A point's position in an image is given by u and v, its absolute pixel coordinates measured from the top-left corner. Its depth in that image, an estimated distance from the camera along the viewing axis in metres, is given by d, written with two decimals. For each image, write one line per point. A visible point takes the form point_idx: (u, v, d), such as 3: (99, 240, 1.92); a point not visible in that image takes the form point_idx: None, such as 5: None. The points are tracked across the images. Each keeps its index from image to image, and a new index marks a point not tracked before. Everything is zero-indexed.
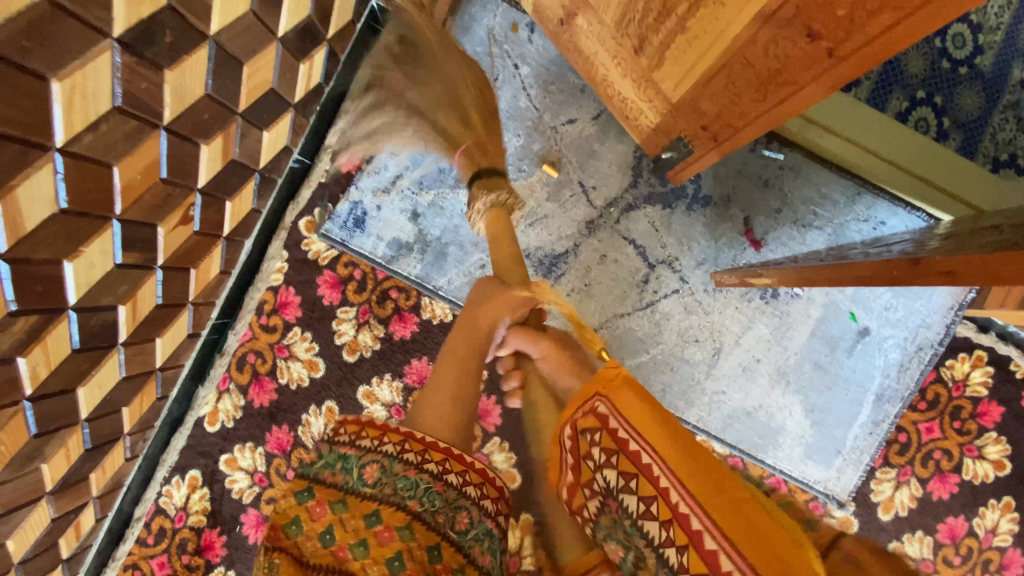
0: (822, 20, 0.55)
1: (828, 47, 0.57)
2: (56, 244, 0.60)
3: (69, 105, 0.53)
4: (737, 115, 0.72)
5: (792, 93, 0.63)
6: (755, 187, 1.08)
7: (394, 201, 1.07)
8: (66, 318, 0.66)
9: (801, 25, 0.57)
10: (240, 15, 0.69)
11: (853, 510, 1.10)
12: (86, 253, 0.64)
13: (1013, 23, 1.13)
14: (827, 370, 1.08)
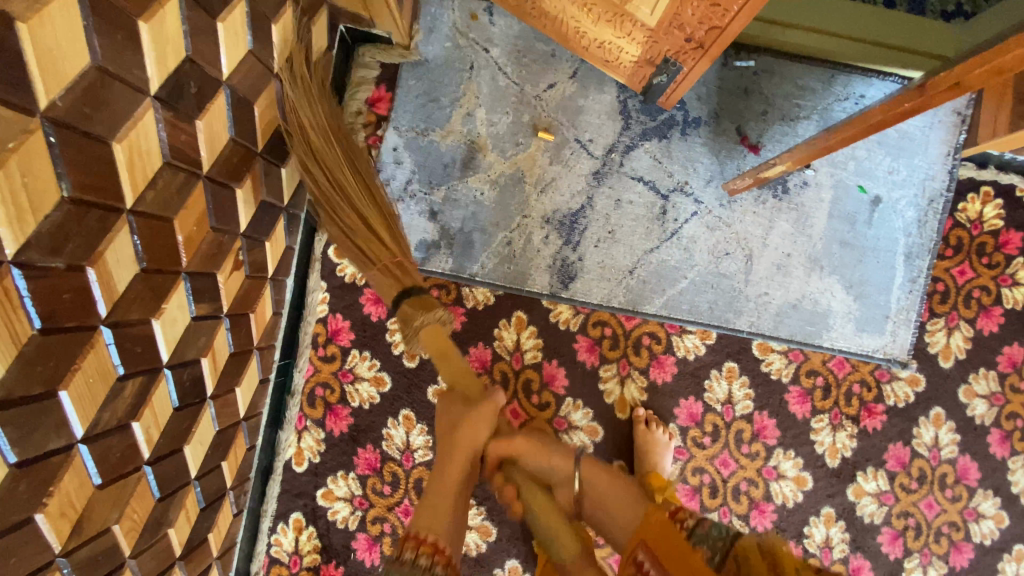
0: None
1: None
2: (143, 303, 0.63)
3: (130, 165, 0.57)
4: (720, 14, 0.78)
5: None
6: (737, 97, 1.13)
7: (409, 206, 1.10)
8: (163, 377, 0.70)
9: None
10: (243, 57, 0.73)
11: (916, 367, 1.14)
12: (168, 310, 0.67)
13: None
14: (854, 245, 1.13)
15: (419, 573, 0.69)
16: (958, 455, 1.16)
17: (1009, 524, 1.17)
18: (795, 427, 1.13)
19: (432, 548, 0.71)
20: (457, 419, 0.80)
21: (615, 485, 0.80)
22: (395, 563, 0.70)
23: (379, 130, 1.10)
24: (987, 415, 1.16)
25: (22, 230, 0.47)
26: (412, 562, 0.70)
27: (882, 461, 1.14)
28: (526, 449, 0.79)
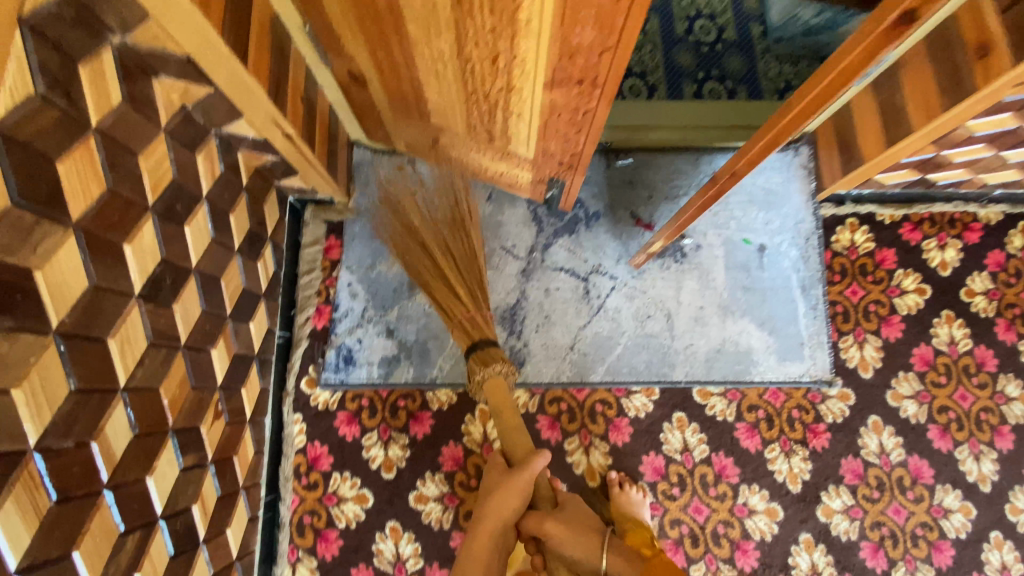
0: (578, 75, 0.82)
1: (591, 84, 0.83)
2: (137, 465, 0.74)
3: (121, 352, 0.72)
4: (574, 146, 1.01)
5: (593, 118, 0.91)
6: (625, 189, 1.38)
7: (367, 330, 1.25)
8: (159, 527, 0.79)
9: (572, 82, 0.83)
10: (207, 245, 0.92)
11: (842, 383, 1.27)
12: (159, 466, 0.78)
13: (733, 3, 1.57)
14: (754, 288, 1.30)
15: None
16: (908, 456, 1.25)
17: (977, 514, 1.25)
18: (751, 461, 1.23)
19: None
20: (495, 487, 1.00)
21: (618, 550, 0.91)
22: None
23: (333, 271, 1.28)
24: (920, 414, 1.27)
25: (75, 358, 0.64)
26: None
27: (840, 477, 1.22)
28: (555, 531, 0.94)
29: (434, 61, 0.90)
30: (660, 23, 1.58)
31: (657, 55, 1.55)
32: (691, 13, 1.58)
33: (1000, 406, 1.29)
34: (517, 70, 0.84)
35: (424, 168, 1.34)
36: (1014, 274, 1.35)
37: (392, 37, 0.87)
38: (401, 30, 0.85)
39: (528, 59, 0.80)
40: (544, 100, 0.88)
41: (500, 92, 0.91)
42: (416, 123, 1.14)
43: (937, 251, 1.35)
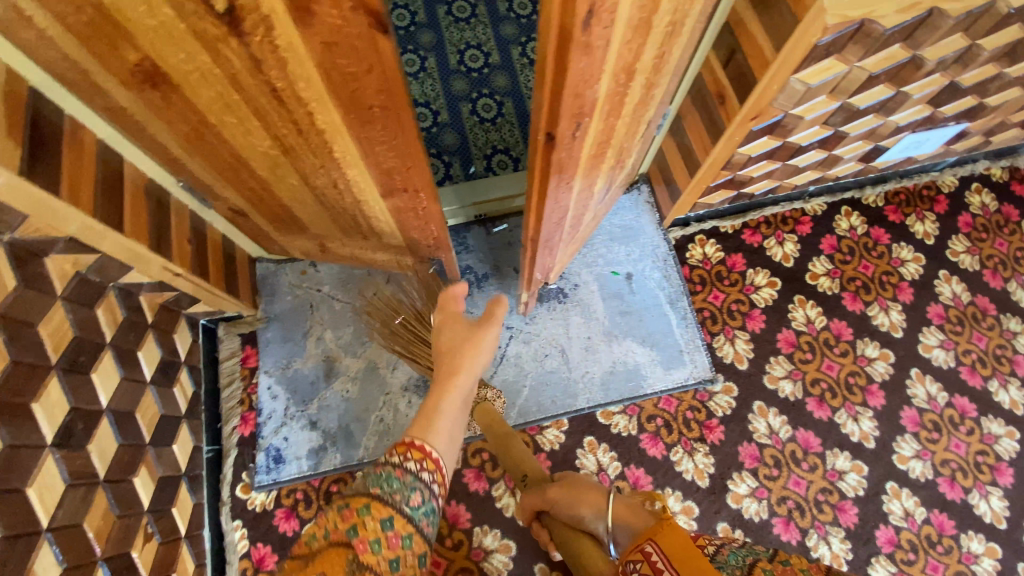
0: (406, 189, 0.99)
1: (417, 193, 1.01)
2: None
3: (41, 498, 0.82)
4: (431, 234, 1.19)
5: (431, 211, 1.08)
6: (506, 250, 1.56)
7: (292, 426, 1.35)
8: None
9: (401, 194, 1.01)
10: (117, 384, 1.04)
11: (724, 378, 1.43)
12: None
13: None
14: (631, 311, 1.48)
15: (403, 473, 0.81)
16: (795, 431, 1.39)
17: (869, 470, 1.37)
18: (660, 466, 1.35)
19: (408, 459, 0.84)
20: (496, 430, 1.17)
21: (639, 516, 0.92)
22: (383, 466, 0.82)
23: (253, 378, 1.39)
24: (797, 390, 1.43)
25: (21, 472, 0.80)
26: (408, 464, 0.83)
27: (740, 463, 1.36)
28: (559, 497, 1.03)
29: (293, 192, 1.07)
30: None
31: (516, 132, 1.65)
32: None
33: (864, 367, 1.46)
34: (356, 193, 1.02)
35: (326, 267, 1.50)
36: (846, 252, 1.57)
37: (253, 179, 1.04)
38: (255, 174, 1.02)
39: (359, 185, 0.98)
40: (391, 205, 1.06)
41: (351, 208, 1.09)
42: (301, 237, 1.31)
43: (778, 246, 1.56)
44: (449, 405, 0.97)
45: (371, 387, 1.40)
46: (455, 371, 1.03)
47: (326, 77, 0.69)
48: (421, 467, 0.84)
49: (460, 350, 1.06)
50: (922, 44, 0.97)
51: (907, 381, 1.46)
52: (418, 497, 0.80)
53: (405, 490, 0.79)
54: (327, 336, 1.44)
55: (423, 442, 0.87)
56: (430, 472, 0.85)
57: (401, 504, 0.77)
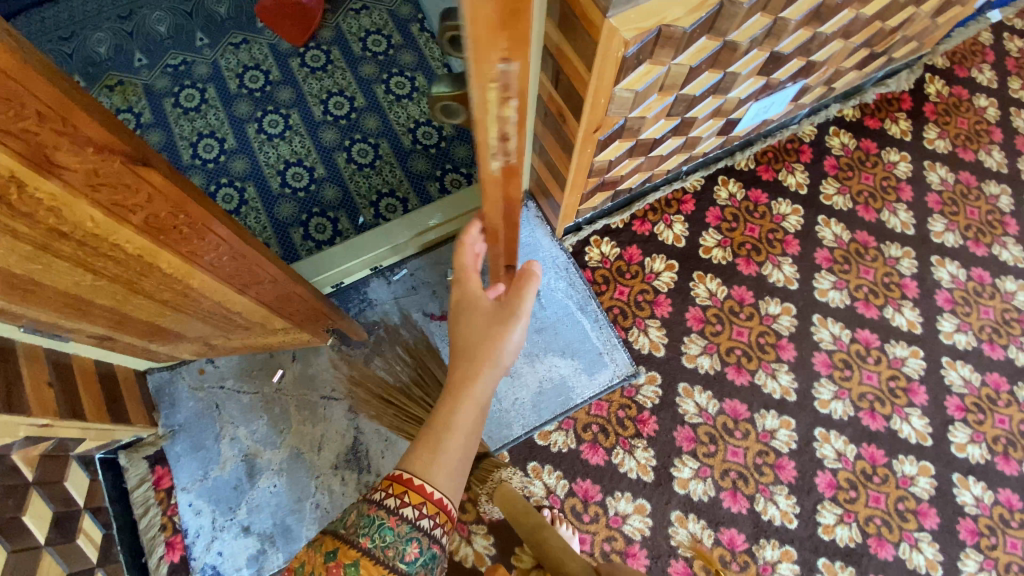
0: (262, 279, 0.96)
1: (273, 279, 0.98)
2: None
3: None
4: (310, 307, 1.16)
5: (296, 289, 1.05)
6: (410, 296, 1.54)
7: (225, 538, 1.29)
8: None
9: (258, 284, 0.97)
10: (4, 559, 0.95)
11: (647, 370, 1.46)
12: None
13: None
14: (545, 327, 1.48)
15: (401, 521, 0.76)
16: (722, 403, 1.44)
17: (796, 422, 1.44)
18: (605, 473, 1.37)
19: (403, 506, 0.77)
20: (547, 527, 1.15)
21: None
22: (377, 507, 0.76)
23: (171, 500, 1.31)
24: (715, 363, 1.48)
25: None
26: (416, 518, 0.78)
27: (679, 449, 1.39)
28: None
29: (150, 312, 1.00)
30: (390, 144, 1.81)
31: (396, 171, 1.78)
32: (411, 126, 1.83)
33: (771, 325, 1.53)
34: (210, 297, 0.97)
35: (225, 361, 1.42)
36: (731, 219, 1.64)
37: (98, 311, 0.96)
38: (97, 305, 0.94)
39: (211, 290, 0.94)
40: (258, 297, 1.01)
41: (214, 309, 1.03)
42: (183, 342, 1.24)
43: (668, 229, 1.62)
44: (456, 444, 0.87)
45: (300, 475, 1.34)
46: (475, 363, 0.93)
47: (116, 216, 0.64)
48: (421, 515, 0.78)
49: (470, 362, 0.93)
50: (728, 32, 0.99)
51: (812, 328, 1.54)
52: (415, 547, 0.76)
53: (400, 544, 0.74)
54: (241, 434, 1.37)
55: (425, 482, 0.81)
56: (428, 520, 0.79)
57: (394, 561, 0.73)
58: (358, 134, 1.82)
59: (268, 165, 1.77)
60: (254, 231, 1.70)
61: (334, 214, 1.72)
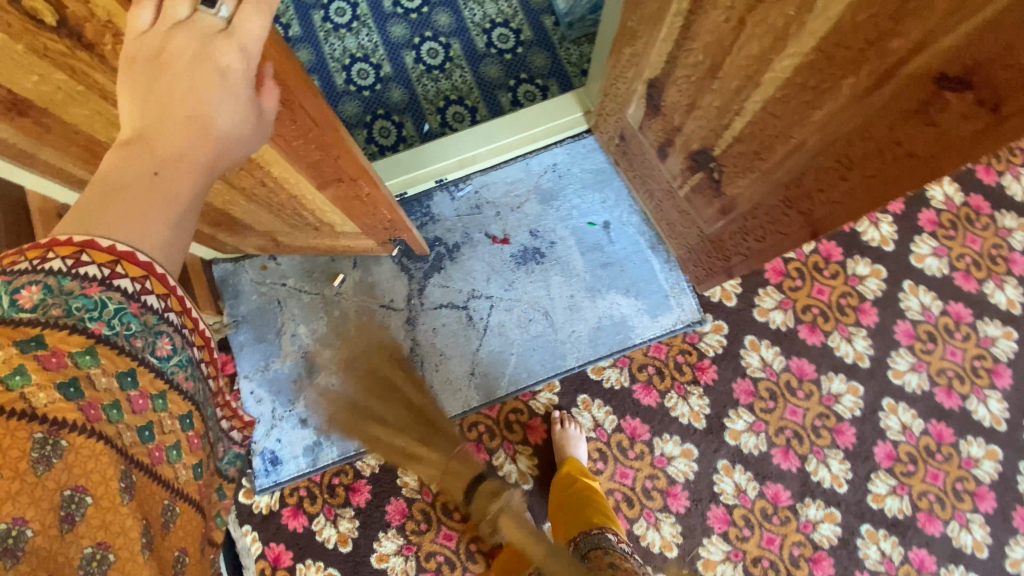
0: (344, 177, 0.91)
1: (354, 181, 0.93)
2: None
3: None
4: (388, 216, 1.11)
5: (375, 194, 1.00)
6: (474, 214, 1.47)
7: (284, 426, 1.35)
8: None
9: (337, 184, 0.93)
10: None
11: (715, 317, 1.38)
12: None
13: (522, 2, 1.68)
14: (612, 262, 1.42)
15: (143, 310, 0.48)
16: (789, 361, 1.38)
17: (864, 390, 1.38)
18: (656, 414, 1.34)
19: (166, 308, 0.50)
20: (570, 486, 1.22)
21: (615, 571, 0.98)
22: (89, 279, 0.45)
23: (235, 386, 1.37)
24: (788, 320, 1.39)
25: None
26: (135, 293, 0.47)
27: (737, 400, 1.35)
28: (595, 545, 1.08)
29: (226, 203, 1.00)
30: (462, 46, 1.66)
31: (466, 76, 1.65)
32: (487, 27, 1.67)
33: (856, 287, 1.42)
34: (289, 191, 0.94)
35: (287, 260, 1.42)
36: None
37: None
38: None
39: (292, 184, 0.91)
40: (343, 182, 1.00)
41: (290, 205, 1.00)
42: (249, 235, 1.22)
43: None
44: (127, 190, 0.48)
45: (357, 377, 1.38)
46: (150, 66, 0.50)
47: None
48: (145, 290, 0.47)
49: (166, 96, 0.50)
50: None
51: (900, 294, 1.42)
52: (167, 342, 0.50)
53: (149, 334, 0.48)
54: (302, 331, 1.40)
55: (114, 242, 0.46)
56: (134, 283, 0.47)
57: (147, 352, 0.48)
58: (429, 31, 1.67)
59: (333, 58, 1.65)
60: None
61: (399, 118, 1.63)
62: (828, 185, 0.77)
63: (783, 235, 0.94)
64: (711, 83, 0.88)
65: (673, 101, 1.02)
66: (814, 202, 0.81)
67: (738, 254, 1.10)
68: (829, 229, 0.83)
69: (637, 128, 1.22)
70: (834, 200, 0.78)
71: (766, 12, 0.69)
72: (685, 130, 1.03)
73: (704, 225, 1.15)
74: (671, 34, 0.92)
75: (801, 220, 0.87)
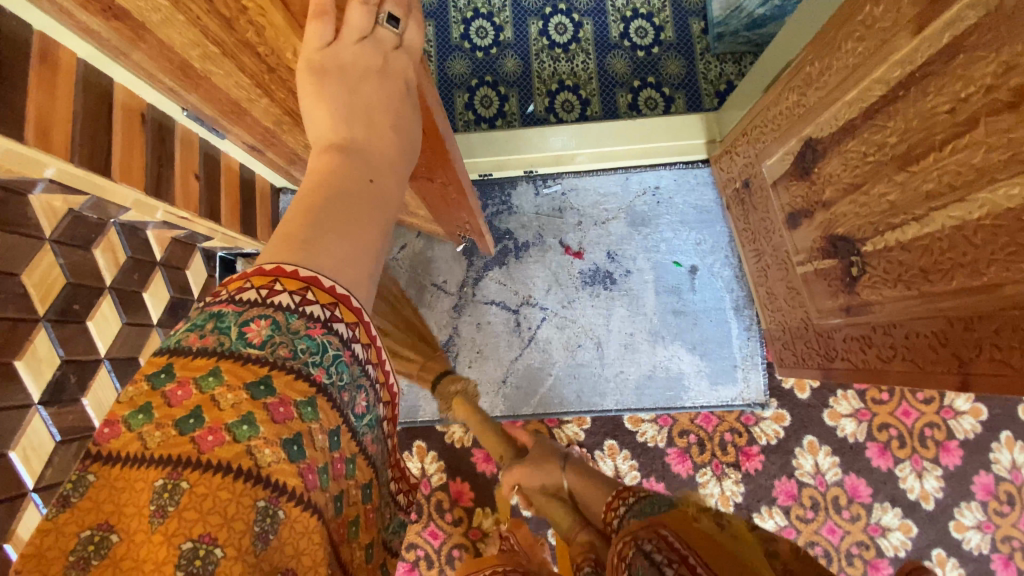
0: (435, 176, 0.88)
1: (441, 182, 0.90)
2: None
3: (27, 461, 0.78)
4: (457, 212, 1.03)
5: (458, 197, 0.96)
6: (554, 216, 1.35)
7: None
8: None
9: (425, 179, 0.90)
10: (118, 330, 0.97)
11: (777, 405, 1.26)
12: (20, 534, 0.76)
13: None
14: (685, 312, 1.29)
15: (352, 357, 0.49)
16: (844, 475, 1.24)
17: (918, 532, 1.22)
18: (682, 485, 1.25)
19: (341, 326, 0.49)
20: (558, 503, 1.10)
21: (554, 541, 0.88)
22: (275, 307, 0.46)
23: None
24: (859, 432, 1.25)
25: (46, 231, 0.83)
26: (325, 318, 0.48)
27: (773, 498, 1.23)
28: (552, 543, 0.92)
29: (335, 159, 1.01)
30: (594, 29, 1.51)
31: (589, 63, 1.50)
32: (626, 15, 1.50)
33: (947, 421, 1.25)
34: None
35: None
36: None
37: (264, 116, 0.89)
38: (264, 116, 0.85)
39: None
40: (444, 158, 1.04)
41: None
42: None
43: None
44: (329, 195, 0.53)
45: None
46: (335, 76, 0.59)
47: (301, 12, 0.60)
48: (333, 317, 0.49)
49: (356, 114, 0.60)
50: None
51: (993, 444, 1.24)
52: (363, 397, 0.51)
53: (350, 388, 0.49)
54: None
55: (301, 268, 0.48)
56: (324, 310, 0.48)
57: (344, 406, 0.48)
58: (564, 4, 1.51)
59: (455, 6, 1.53)
60: None
61: (505, 91, 1.50)
62: (1010, 344, 0.62)
63: (916, 371, 0.78)
64: (895, 174, 0.73)
65: (831, 174, 0.87)
66: (983, 354, 0.66)
67: (846, 362, 0.95)
68: (985, 388, 0.67)
69: (770, 183, 1.06)
70: (1009, 362, 0.63)
71: (1015, 123, 0.56)
72: (833, 210, 0.89)
73: (820, 316, 1.00)
74: (862, 101, 0.77)
75: (950, 364, 0.71)
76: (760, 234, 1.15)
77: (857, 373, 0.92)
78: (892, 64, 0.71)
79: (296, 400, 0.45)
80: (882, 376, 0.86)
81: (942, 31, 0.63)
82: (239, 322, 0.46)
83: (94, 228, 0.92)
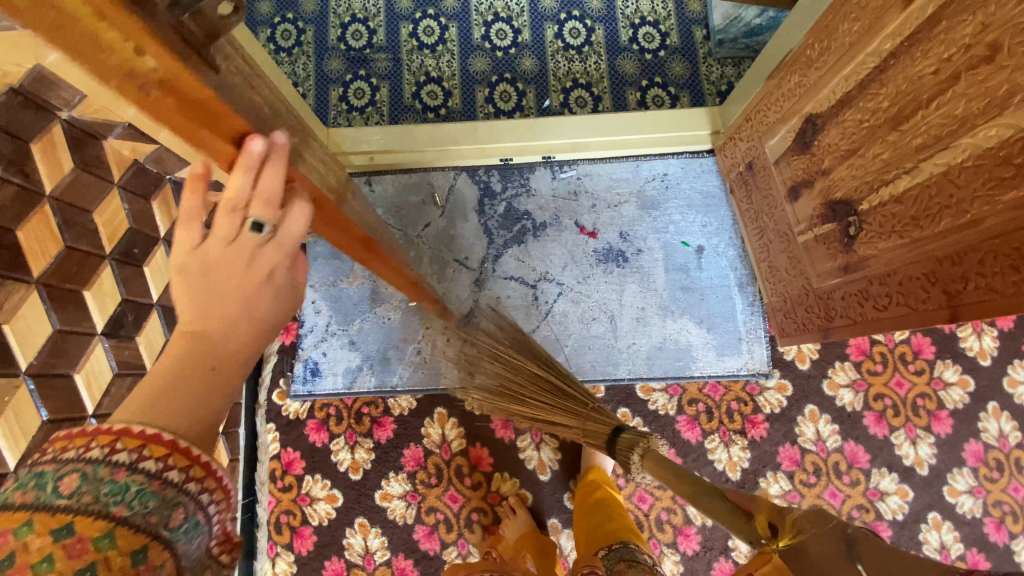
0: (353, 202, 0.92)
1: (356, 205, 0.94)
2: None
3: (88, 385, 0.83)
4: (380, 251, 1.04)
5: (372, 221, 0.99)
6: (570, 199, 1.44)
7: (332, 343, 1.36)
8: None
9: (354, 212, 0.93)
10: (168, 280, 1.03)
11: (780, 375, 1.34)
12: None
13: (678, 7, 1.64)
14: (693, 288, 1.38)
15: (163, 487, 0.44)
16: (844, 442, 1.31)
17: (914, 496, 1.30)
18: (692, 451, 1.30)
19: (168, 468, 0.44)
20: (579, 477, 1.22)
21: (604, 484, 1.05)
22: (82, 464, 0.41)
23: None
24: (856, 402, 1.33)
25: (115, 176, 0.90)
26: (156, 472, 0.43)
27: (778, 464, 1.30)
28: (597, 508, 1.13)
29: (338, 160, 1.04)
30: (606, 34, 1.64)
31: (601, 64, 1.62)
32: (635, 21, 1.64)
33: (937, 391, 1.34)
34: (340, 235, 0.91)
35: (381, 188, 1.45)
36: None
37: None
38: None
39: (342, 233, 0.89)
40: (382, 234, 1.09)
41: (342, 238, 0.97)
42: None
43: None
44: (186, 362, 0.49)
45: (412, 319, 1.38)
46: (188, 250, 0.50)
47: None
48: (166, 466, 0.44)
49: (218, 299, 0.51)
50: None
51: (981, 414, 1.33)
52: (182, 513, 0.45)
53: (167, 510, 0.44)
54: None
55: (133, 424, 0.44)
56: (137, 456, 0.43)
57: (162, 531, 0.43)
58: (577, 10, 1.65)
59: (477, 10, 1.65)
60: (441, 75, 1.63)
61: (523, 86, 1.62)
62: (993, 271, 0.71)
63: (911, 313, 0.87)
64: (888, 134, 0.85)
65: (831, 143, 0.99)
66: (969, 285, 0.75)
67: (843, 318, 1.04)
68: (971, 316, 0.76)
69: (773, 161, 1.18)
70: (992, 287, 0.72)
71: (992, 74, 0.67)
72: (833, 175, 1.01)
73: (820, 279, 1.09)
74: (859, 74, 0.89)
75: (941, 300, 0.80)
76: (764, 211, 1.25)
77: (855, 326, 1.01)
78: (883, 37, 0.83)
79: (95, 537, 0.41)
80: (877, 323, 0.95)
81: (928, 3, 0.75)
82: (51, 475, 0.41)
83: (152, 181, 0.99)
